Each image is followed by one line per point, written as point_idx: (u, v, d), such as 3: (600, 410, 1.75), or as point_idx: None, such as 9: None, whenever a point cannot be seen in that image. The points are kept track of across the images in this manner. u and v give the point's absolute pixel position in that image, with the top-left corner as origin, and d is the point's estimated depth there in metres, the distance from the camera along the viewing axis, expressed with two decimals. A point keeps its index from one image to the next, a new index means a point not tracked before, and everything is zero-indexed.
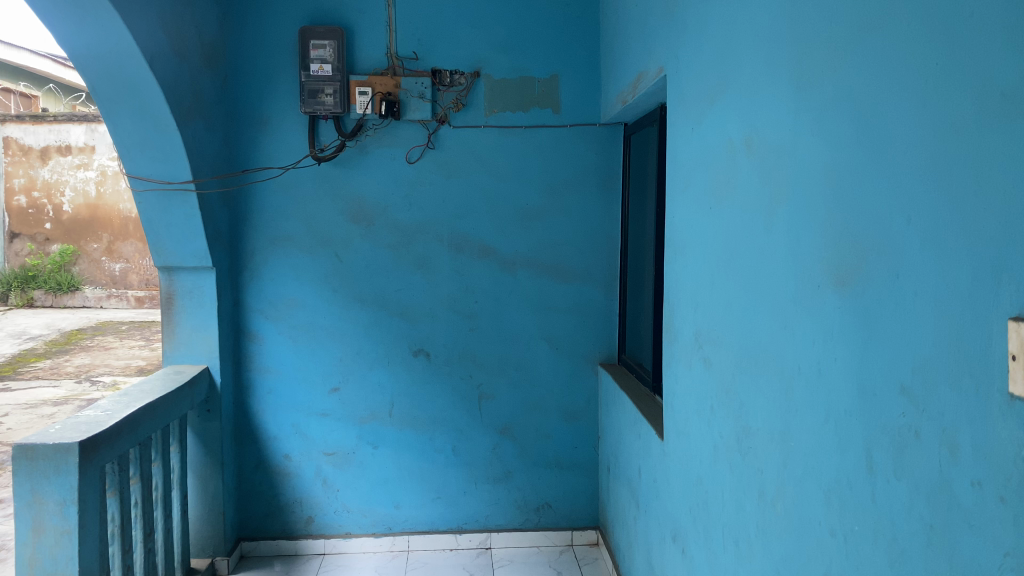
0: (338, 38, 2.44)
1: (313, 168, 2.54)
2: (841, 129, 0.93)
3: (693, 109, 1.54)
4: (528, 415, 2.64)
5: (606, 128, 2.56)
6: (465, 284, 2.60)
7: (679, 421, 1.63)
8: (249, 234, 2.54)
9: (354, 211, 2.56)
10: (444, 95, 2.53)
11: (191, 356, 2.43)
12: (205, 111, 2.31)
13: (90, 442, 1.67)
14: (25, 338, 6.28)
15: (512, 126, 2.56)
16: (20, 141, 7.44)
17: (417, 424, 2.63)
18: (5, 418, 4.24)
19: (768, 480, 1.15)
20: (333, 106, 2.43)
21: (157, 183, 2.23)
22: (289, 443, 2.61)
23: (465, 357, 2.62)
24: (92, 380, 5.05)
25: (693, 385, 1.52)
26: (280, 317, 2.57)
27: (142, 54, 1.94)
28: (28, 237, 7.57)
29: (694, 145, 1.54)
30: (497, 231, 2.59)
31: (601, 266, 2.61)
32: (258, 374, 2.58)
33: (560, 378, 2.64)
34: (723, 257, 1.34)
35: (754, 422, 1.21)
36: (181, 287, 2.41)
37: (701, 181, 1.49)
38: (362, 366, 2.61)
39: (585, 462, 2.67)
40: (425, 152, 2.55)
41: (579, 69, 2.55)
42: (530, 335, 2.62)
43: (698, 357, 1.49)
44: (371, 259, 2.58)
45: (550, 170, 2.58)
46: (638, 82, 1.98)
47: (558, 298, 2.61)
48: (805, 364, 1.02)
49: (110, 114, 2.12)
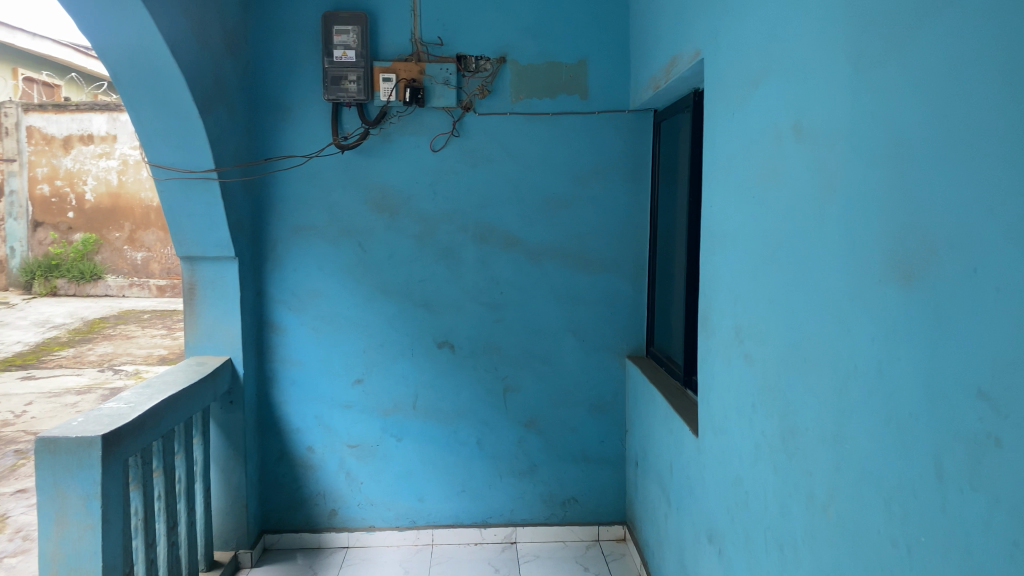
0: (362, 23, 2.38)
1: (336, 156, 2.49)
2: (905, 113, 0.87)
3: (734, 94, 1.48)
4: (554, 408, 2.60)
5: (635, 114, 2.49)
6: (491, 274, 2.55)
7: (716, 418, 1.57)
8: (272, 224, 2.50)
9: (377, 201, 2.52)
10: (469, 82, 2.48)
11: (214, 347, 2.40)
12: (228, 98, 2.27)
13: (113, 435, 1.64)
14: (48, 326, 6.31)
15: (539, 113, 2.50)
16: (43, 131, 7.49)
17: (441, 417, 2.59)
18: (29, 407, 4.26)
19: (819, 483, 1.10)
20: (357, 93, 2.38)
21: (179, 171, 2.20)
22: (313, 435, 2.58)
23: (490, 349, 2.58)
24: (114, 369, 5.07)
25: (733, 381, 1.47)
26: (303, 308, 2.54)
27: (164, 39, 1.90)
28: (51, 226, 7.64)
29: (734, 132, 1.48)
30: (523, 220, 2.54)
31: (629, 256, 2.55)
32: (281, 365, 2.56)
33: (586, 371, 2.59)
34: (769, 249, 1.29)
35: (802, 421, 1.15)
36: (203, 278, 2.38)
37: (742, 170, 1.43)
38: (386, 357, 2.57)
39: (613, 456, 2.62)
40: (449, 139, 2.50)
41: (608, 53, 2.48)
42: (557, 327, 2.57)
43: (738, 353, 1.44)
44: (395, 249, 2.54)
45: (578, 158, 2.52)
46: (671, 66, 1.92)
47: (585, 289, 2.56)
48: (864, 363, 0.96)
49: (131, 102, 2.08)
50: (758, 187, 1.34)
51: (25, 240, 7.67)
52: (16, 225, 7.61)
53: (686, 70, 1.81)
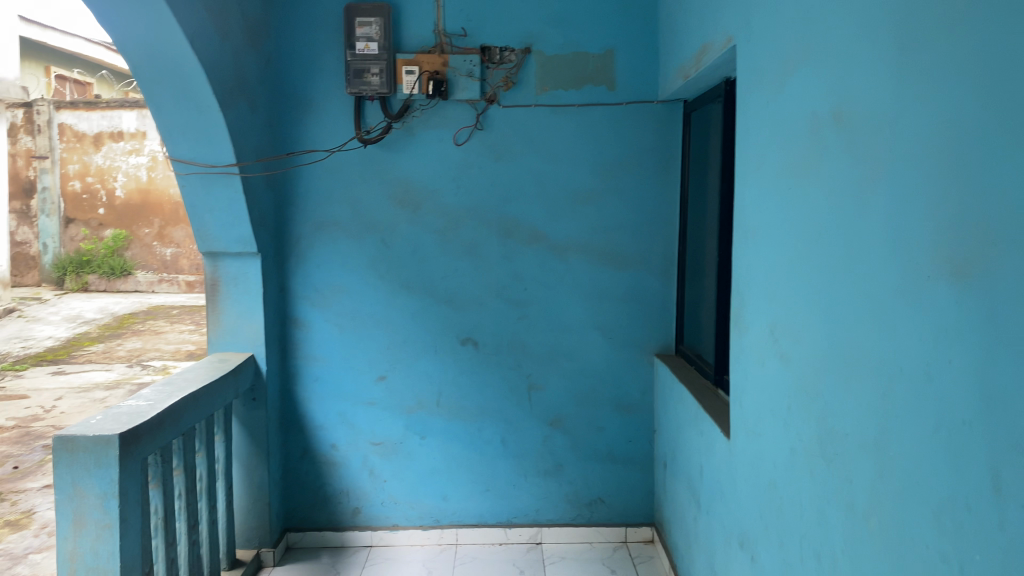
0: (385, 14, 2.34)
1: (359, 150, 2.46)
2: (956, 96, 0.81)
3: (769, 81, 1.41)
4: (580, 406, 2.54)
5: (663, 105, 2.42)
6: (515, 270, 2.50)
7: (749, 420, 1.51)
8: (294, 219, 2.48)
9: (400, 195, 2.48)
10: (493, 73, 2.43)
11: (237, 344, 2.38)
12: (249, 92, 2.25)
13: (132, 433, 1.62)
14: (79, 322, 6.38)
15: (564, 105, 2.44)
16: (75, 128, 7.54)
17: (465, 415, 2.55)
18: (58, 402, 4.29)
19: (860, 492, 1.03)
20: (380, 86, 2.34)
21: (200, 166, 2.17)
22: (336, 432, 2.55)
23: (514, 346, 2.53)
24: (143, 364, 5.10)
25: (767, 381, 1.41)
26: (326, 304, 2.51)
27: (183, 32, 1.87)
28: (83, 222, 7.71)
29: (769, 121, 1.41)
30: (548, 215, 2.48)
31: (657, 251, 2.48)
32: (304, 362, 2.53)
33: (613, 369, 2.53)
34: (807, 244, 1.22)
35: (843, 425, 1.09)
36: (225, 274, 2.35)
37: (778, 161, 1.36)
38: (409, 354, 2.53)
39: (640, 456, 2.56)
40: (473, 133, 2.46)
41: (635, 42, 2.42)
42: (583, 324, 2.52)
43: (773, 352, 1.38)
44: (418, 244, 2.50)
45: (605, 151, 2.46)
46: (702, 54, 1.86)
47: (613, 285, 2.50)
48: (911, 366, 0.90)
49: (151, 96, 2.06)
50: (795, 178, 1.28)
51: (57, 237, 7.72)
52: (49, 221, 7.66)
53: (717, 58, 1.74)
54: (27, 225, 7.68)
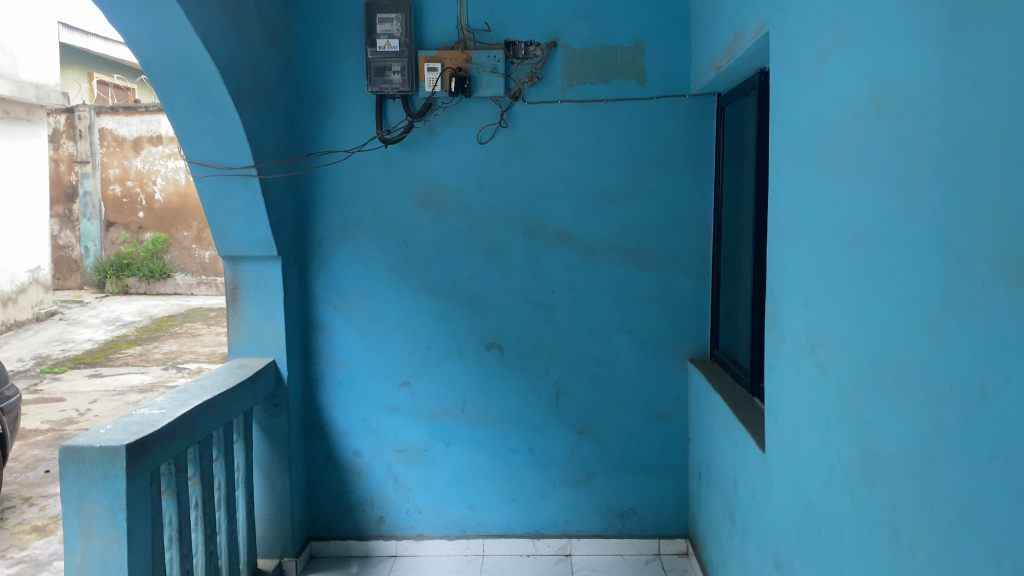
0: (406, 10, 2.28)
1: (380, 150, 2.40)
2: (1016, 76, 0.70)
3: (804, 69, 1.31)
4: (610, 414, 2.45)
5: (696, 99, 2.32)
6: (542, 272, 2.42)
7: (785, 434, 1.41)
8: (316, 221, 2.43)
9: (423, 196, 2.41)
10: (518, 69, 2.35)
11: (258, 350, 2.33)
12: (267, 92, 2.20)
13: (140, 444, 1.58)
14: (119, 324, 6.44)
15: (591, 100, 2.35)
16: (115, 132, 7.65)
17: (491, 422, 2.47)
18: (93, 404, 4.33)
19: (905, 520, 0.93)
20: (401, 84, 2.28)
21: (218, 168, 2.13)
22: (360, 439, 2.49)
23: (541, 351, 2.44)
24: (178, 367, 5.12)
25: (803, 393, 1.31)
26: (349, 308, 2.46)
27: (195, 31, 1.81)
28: (123, 225, 7.79)
29: (806, 111, 1.31)
30: (576, 215, 2.39)
31: (689, 252, 2.37)
32: (327, 367, 2.48)
33: (645, 375, 2.43)
34: (846, 245, 1.12)
35: (886, 445, 0.99)
36: (246, 278, 2.31)
37: (814, 154, 1.26)
38: (433, 359, 2.47)
39: (674, 466, 2.45)
40: (497, 131, 2.38)
41: (666, 33, 2.31)
42: (612, 328, 2.42)
43: (810, 362, 1.28)
44: (442, 246, 2.43)
45: (633, 147, 2.36)
46: (734, 44, 1.75)
47: (643, 287, 2.40)
48: (962, 383, 0.80)
49: (167, 98, 2.01)
50: (832, 173, 1.18)
51: (98, 240, 7.77)
52: (90, 225, 7.73)
53: (749, 47, 1.64)
54: (70, 229, 7.78)
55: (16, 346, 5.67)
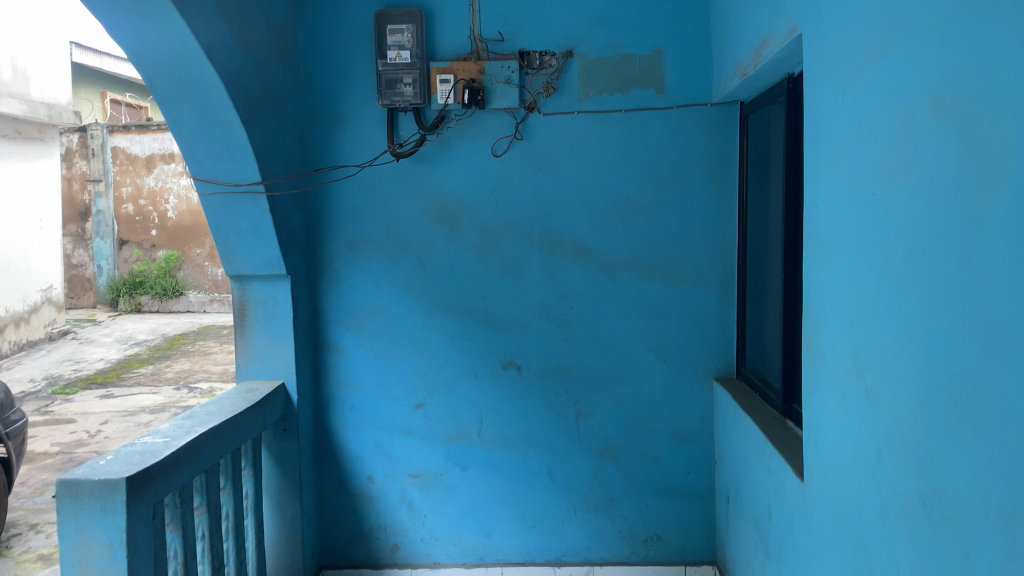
0: (417, 21, 2.21)
1: (392, 164, 2.32)
2: None
3: (844, 71, 1.23)
4: (632, 435, 2.35)
5: (718, 108, 2.23)
6: (560, 288, 2.33)
7: (828, 463, 1.32)
8: (326, 239, 2.36)
9: (436, 211, 2.33)
10: (533, 79, 2.28)
11: (267, 372, 2.25)
12: (275, 106, 2.13)
13: (142, 476, 1.50)
14: (131, 343, 6.39)
15: (610, 110, 2.27)
16: (127, 151, 7.65)
17: (508, 445, 2.38)
18: (104, 426, 4.26)
19: (980, 570, 0.83)
20: (413, 97, 2.21)
21: (224, 185, 2.06)
22: (372, 463, 2.40)
23: (560, 370, 2.35)
24: (189, 387, 5.05)
25: (850, 421, 1.21)
26: (360, 327, 2.38)
27: (199, 43, 1.74)
28: (136, 243, 7.76)
29: (848, 117, 1.22)
30: (595, 229, 2.31)
31: (713, 266, 2.28)
32: (338, 389, 2.40)
33: (669, 395, 2.33)
34: (900, 263, 1.03)
35: (953, 483, 0.89)
36: (254, 297, 2.23)
37: (858, 163, 1.17)
38: (448, 380, 2.38)
39: (700, 489, 2.34)
40: (512, 143, 2.30)
41: (686, 40, 2.23)
42: (634, 345, 2.33)
43: (857, 388, 1.18)
44: (456, 263, 2.35)
45: (654, 157, 2.27)
46: (762, 49, 1.67)
47: (665, 303, 2.31)
48: None
49: (171, 113, 1.95)
50: (881, 182, 1.09)
51: (111, 258, 7.74)
52: (103, 243, 7.70)
53: (778, 51, 1.56)
54: (83, 248, 7.75)
55: (28, 366, 5.63)
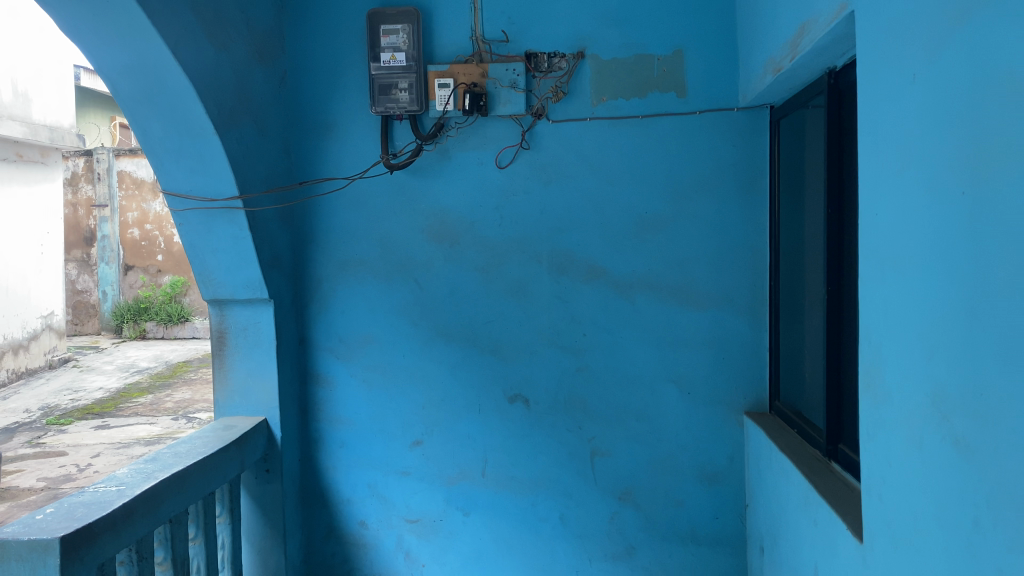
0: (413, 20, 2.02)
1: (386, 177, 2.13)
2: None
3: (919, 45, 1.01)
4: (654, 476, 2.11)
5: (747, 112, 2.02)
6: (572, 312, 2.11)
7: (898, 526, 1.08)
8: (315, 259, 2.16)
9: (435, 228, 2.13)
10: (541, 83, 2.08)
11: (248, 407, 2.04)
12: (256, 113, 1.94)
13: (81, 533, 1.28)
14: (133, 371, 6.19)
15: (625, 116, 2.06)
16: (134, 175, 7.57)
17: (516, 487, 2.15)
18: (95, 459, 4.05)
19: None
20: (409, 103, 2.02)
21: (198, 201, 1.86)
22: (366, 508, 2.18)
23: (573, 404, 2.12)
24: (188, 417, 4.83)
25: (931, 478, 0.98)
26: (352, 357, 2.17)
27: (163, 39, 1.53)
28: (141, 269, 7.64)
29: (925, 101, 0.99)
30: (610, 247, 2.09)
31: (742, 287, 2.05)
32: (327, 425, 2.19)
33: (694, 431, 2.09)
34: (1008, 281, 0.80)
35: None
36: (233, 325, 2.02)
37: (941, 159, 0.95)
38: (449, 415, 2.16)
39: (730, 537, 2.09)
40: (518, 153, 2.10)
41: (709, 38, 2.02)
42: (654, 376, 2.10)
43: (942, 437, 0.96)
44: (456, 285, 2.14)
45: (674, 168, 2.06)
46: (799, 37, 1.47)
47: (688, 329, 2.08)
48: None
49: (138, 120, 1.75)
50: (975, 180, 0.87)
51: (116, 284, 7.57)
52: (108, 269, 7.55)
53: (820, 36, 1.35)
54: (88, 273, 7.61)
55: (24, 396, 5.42)
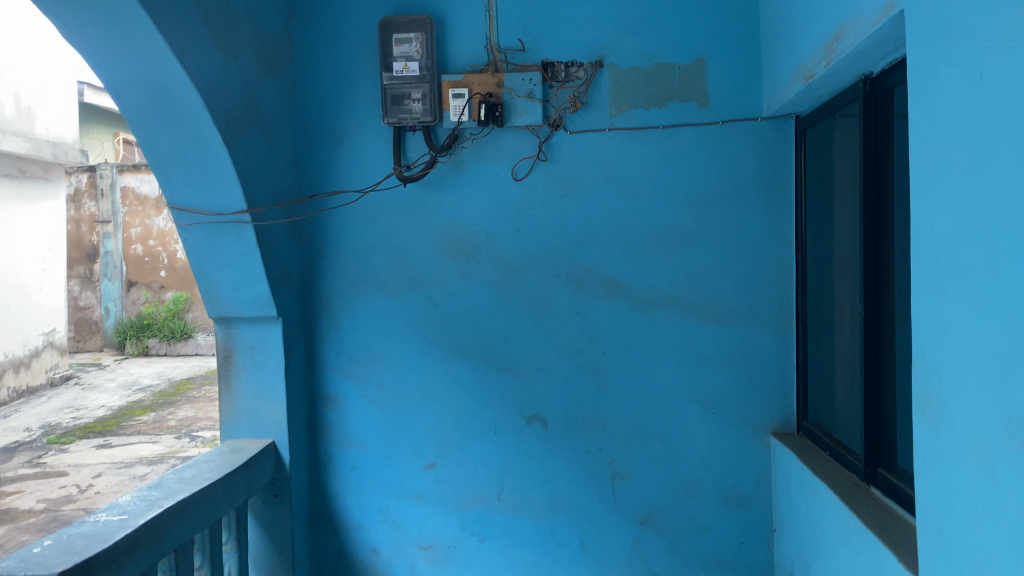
0: (427, 29, 1.96)
1: (399, 191, 2.06)
2: None
3: (980, 45, 0.94)
4: (677, 500, 2.02)
5: (771, 122, 1.95)
6: (591, 330, 2.04)
7: (961, 562, 1.00)
8: (324, 275, 2.09)
9: (448, 243, 2.06)
10: (558, 93, 2.02)
11: (256, 429, 1.96)
12: (265, 124, 1.87)
13: (82, 568, 1.21)
14: (135, 388, 6.10)
15: (645, 127, 2.00)
16: (137, 191, 7.52)
17: (534, 511, 2.07)
18: (96, 480, 3.96)
19: None
20: (423, 114, 1.96)
21: (205, 215, 1.79)
22: (378, 533, 2.10)
23: (592, 425, 2.05)
24: (191, 436, 4.74)
25: (1003, 513, 0.90)
26: (363, 376, 2.10)
27: (169, 46, 1.46)
28: (144, 285, 7.58)
29: (989, 103, 0.92)
30: (630, 262, 2.02)
31: (769, 303, 1.97)
32: (337, 447, 2.11)
33: (719, 453, 2.01)
34: None
35: None
36: (241, 343, 1.95)
37: (1010, 167, 0.88)
38: (463, 436, 2.08)
39: (757, 564, 2.01)
40: (535, 164, 2.03)
41: (732, 46, 1.96)
42: (677, 395, 2.02)
43: (1015, 468, 0.88)
44: (471, 301, 2.06)
45: (697, 180, 1.99)
46: (835, 42, 1.40)
47: (713, 346, 2.00)
48: None
49: (143, 132, 1.68)
50: None
51: (118, 300, 7.51)
52: (111, 285, 7.49)
53: (861, 39, 1.28)
54: (90, 290, 7.55)
55: (25, 414, 5.33)
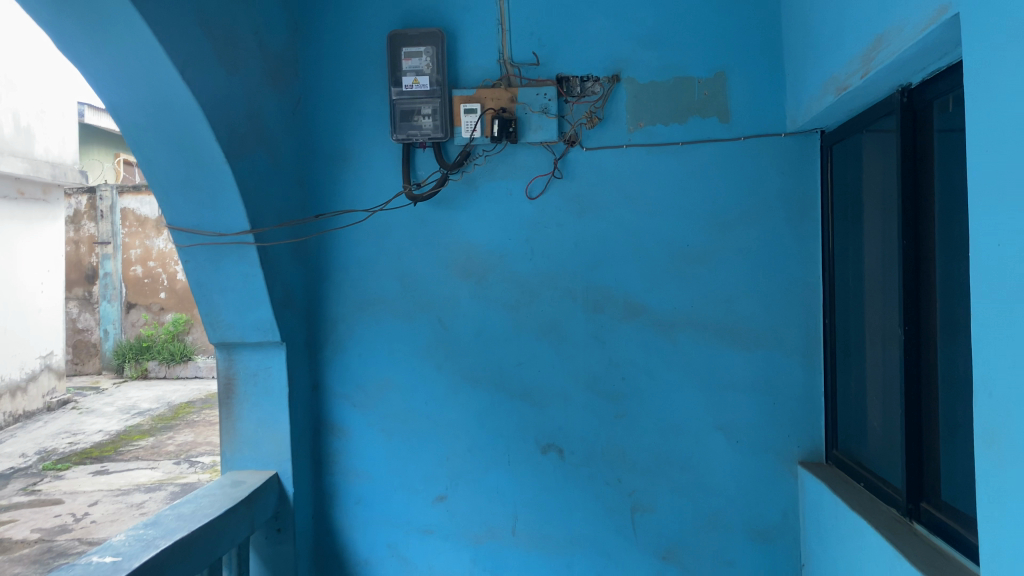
0: (437, 42, 1.89)
1: (408, 210, 1.98)
2: None
3: None
4: (700, 534, 1.93)
5: (796, 137, 1.88)
6: (609, 355, 1.95)
7: None
8: (330, 298, 2.01)
9: (459, 265, 1.98)
10: (574, 108, 1.94)
11: (258, 461, 1.87)
12: (269, 140, 1.80)
13: None
14: (133, 412, 5.99)
15: (664, 144, 1.92)
16: (138, 213, 7.45)
17: (549, 546, 1.97)
18: (92, 509, 3.84)
19: None
20: (434, 130, 1.88)
21: (206, 236, 1.71)
22: (385, 569, 2.00)
23: (611, 455, 1.95)
24: (190, 462, 4.63)
25: None
26: (370, 404, 2.01)
27: (171, 58, 1.39)
28: (144, 306, 7.47)
29: None
30: (649, 284, 1.93)
31: (795, 327, 1.89)
32: (343, 479, 2.01)
33: (744, 484, 1.91)
34: None
35: None
36: (243, 370, 1.86)
37: None
38: (475, 467, 1.98)
39: None
40: (550, 182, 1.95)
41: (754, 59, 1.89)
42: (700, 423, 1.93)
43: None
44: (483, 325, 1.98)
45: (719, 197, 1.91)
46: (874, 51, 1.33)
47: (736, 371, 1.91)
48: None
49: (143, 149, 1.61)
50: None
51: (117, 322, 7.43)
52: (110, 307, 7.41)
53: (906, 48, 1.21)
54: (89, 312, 7.47)
55: (21, 439, 5.23)
